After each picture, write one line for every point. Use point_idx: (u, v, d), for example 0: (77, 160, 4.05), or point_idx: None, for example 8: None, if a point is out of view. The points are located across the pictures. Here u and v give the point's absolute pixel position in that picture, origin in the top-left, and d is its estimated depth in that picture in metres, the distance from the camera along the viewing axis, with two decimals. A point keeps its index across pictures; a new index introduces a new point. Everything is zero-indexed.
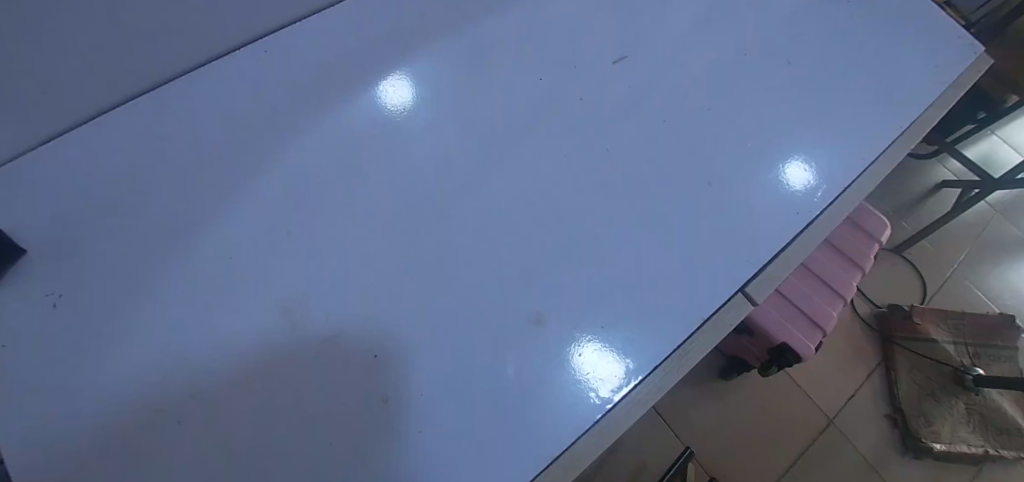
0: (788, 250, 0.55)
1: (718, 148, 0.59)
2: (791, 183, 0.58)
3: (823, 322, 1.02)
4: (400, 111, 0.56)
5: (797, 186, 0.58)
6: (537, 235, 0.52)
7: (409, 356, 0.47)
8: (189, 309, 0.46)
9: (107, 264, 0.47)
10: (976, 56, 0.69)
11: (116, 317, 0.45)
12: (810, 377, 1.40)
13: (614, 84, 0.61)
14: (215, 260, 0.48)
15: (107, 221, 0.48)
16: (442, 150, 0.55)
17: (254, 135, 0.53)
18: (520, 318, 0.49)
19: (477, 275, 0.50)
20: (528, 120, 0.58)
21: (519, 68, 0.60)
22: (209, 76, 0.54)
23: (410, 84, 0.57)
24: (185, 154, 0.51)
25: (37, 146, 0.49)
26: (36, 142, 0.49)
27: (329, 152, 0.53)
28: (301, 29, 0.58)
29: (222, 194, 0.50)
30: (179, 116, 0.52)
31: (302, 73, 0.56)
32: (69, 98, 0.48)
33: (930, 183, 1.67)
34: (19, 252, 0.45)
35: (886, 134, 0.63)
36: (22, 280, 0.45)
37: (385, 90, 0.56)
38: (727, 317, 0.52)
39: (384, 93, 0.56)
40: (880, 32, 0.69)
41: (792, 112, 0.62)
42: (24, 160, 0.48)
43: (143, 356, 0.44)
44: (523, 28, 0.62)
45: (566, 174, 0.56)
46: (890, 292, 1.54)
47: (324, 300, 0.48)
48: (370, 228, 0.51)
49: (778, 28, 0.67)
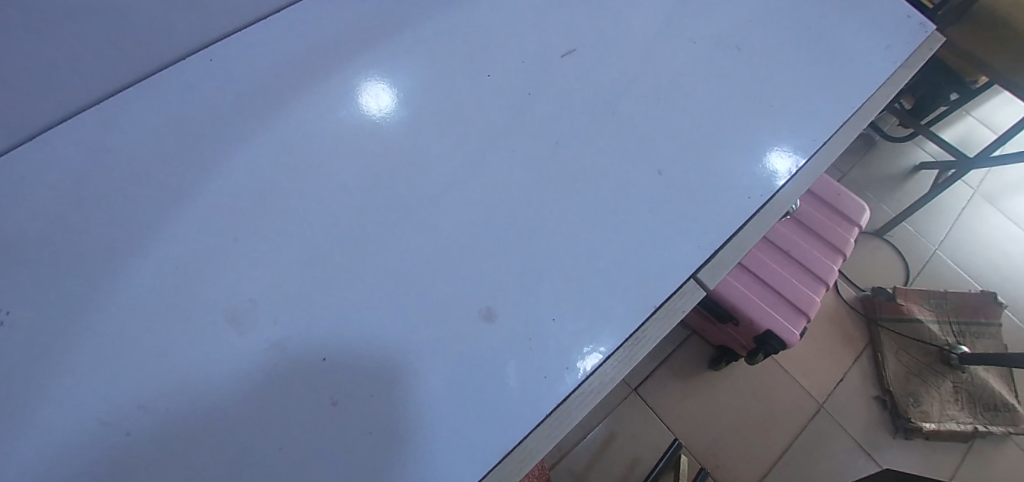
0: (741, 235, 0.56)
1: (670, 138, 0.60)
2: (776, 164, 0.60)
3: (808, 308, 1.03)
4: (371, 103, 0.57)
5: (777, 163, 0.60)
6: (489, 230, 0.53)
7: (363, 355, 0.47)
8: (139, 321, 0.46)
9: (54, 279, 0.46)
10: (927, 37, 0.70)
11: (63, 333, 0.45)
12: (799, 364, 1.41)
13: (566, 79, 0.62)
14: (163, 270, 0.48)
15: (54, 235, 0.48)
16: (392, 150, 0.55)
17: (200, 143, 0.52)
18: (474, 314, 0.49)
19: (430, 274, 0.50)
20: (481, 118, 0.58)
21: (469, 65, 0.60)
22: (156, 88, 0.54)
23: (383, 85, 0.58)
24: (131, 166, 0.51)
25: None
26: None
27: (279, 157, 0.53)
28: (247, 36, 0.57)
29: (170, 204, 0.50)
30: (123, 127, 0.52)
31: (247, 79, 0.55)
32: (12, 117, 0.48)
33: (907, 166, 1.69)
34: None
35: (837, 119, 0.64)
36: None
37: (369, 85, 0.57)
38: (679, 304, 0.52)
39: (363, 101, 0.57)
40: (831, 16, 0.70)
41: (743, 100, 0.63)
42: None
43: (93, 371, 0.44)
44: (473, 26, 0.62)
45: (521, 169, 0.56)
46: (873, 275, 1.55)
47: (272, 306, 0.48)
48: (320, 231, 0.51)
49: (728, 17, 0.68)
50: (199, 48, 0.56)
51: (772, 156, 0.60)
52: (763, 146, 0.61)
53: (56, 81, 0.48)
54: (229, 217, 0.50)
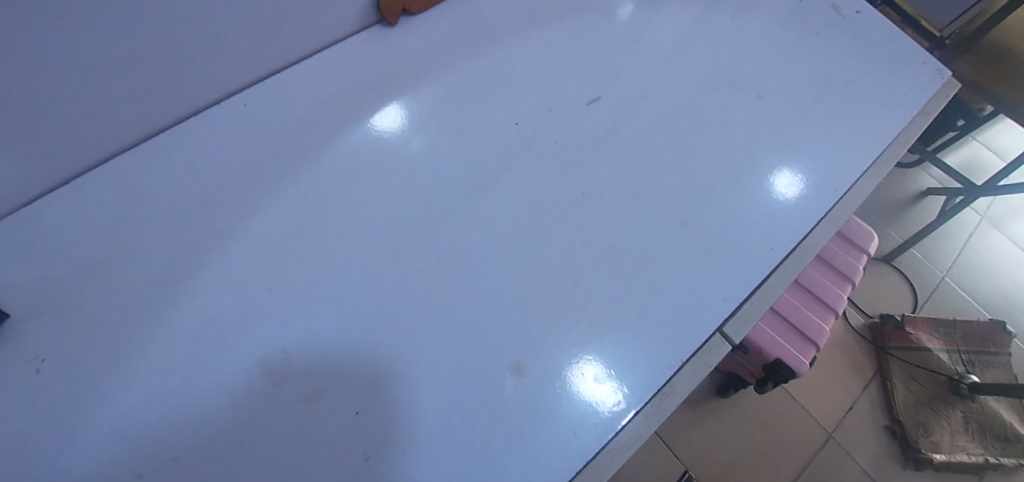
0: (765, 286, 0.56)
1: (689, 185, 0.61)
2: (782, 191, 0.62)
3: (818, 337, 0.95)
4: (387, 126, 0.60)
5: (784, 190, 0.62)
6: (516, 280, 0.54)
7: (393, 408, 0.47)
8: (176, 365, 0.46)
9: (89, 324, 0.46)
10: (945, 82, 0.71)
11: (95, 382, 0.44)
12: (807, 391, 1.39)
13: (591, 127, 0.64)
14: (199, 316, 0.48)
15: (92, 278, 0.48)
16: (421, 195, 0.57)
17: (236, 189, 0.54)
18: (504, 369, 0.49)
19: (460, 324, 0.51)
20: (508, 164, 0.60)
21: (495, 112, 0.63)
22: (196, 129, 0.55)
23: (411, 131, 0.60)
24: (168, 210, 0.52)
25: (23, 207, 0.50)
26: (21, 203, 0.49)
27: (313, 203, 0.55)
28: (281, 79, 0.60)
29: (205, 249, 0.51)
30: (163, 171, 0.53)
31: (283, 125, 0.57)
32: (55, 159, 0.49)
33: (914, 192, 1.69)
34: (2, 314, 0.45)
35: (859, 166, 0.64)
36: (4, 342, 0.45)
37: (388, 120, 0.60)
38: (707, 358, 0.52)
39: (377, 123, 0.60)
40: (844, 65, 0.72)
41: (761, 149, 0.65)
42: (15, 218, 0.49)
43: (128, 420, 0.44)
44: (497, 75, 0.66)
45: (549, 219, 0.58)
46: (882, 303, 1.53)
47: (306, 357, 0.48)
48: (352, 279, 0.52)
49: (742, 66, 0.71)
50: (236, 91, 0.58)
51: (775, 179, 0.63)
52: (775, 176, 0.63)
53: (96, 120, 0.49)
54: (266, 265, 0.52)
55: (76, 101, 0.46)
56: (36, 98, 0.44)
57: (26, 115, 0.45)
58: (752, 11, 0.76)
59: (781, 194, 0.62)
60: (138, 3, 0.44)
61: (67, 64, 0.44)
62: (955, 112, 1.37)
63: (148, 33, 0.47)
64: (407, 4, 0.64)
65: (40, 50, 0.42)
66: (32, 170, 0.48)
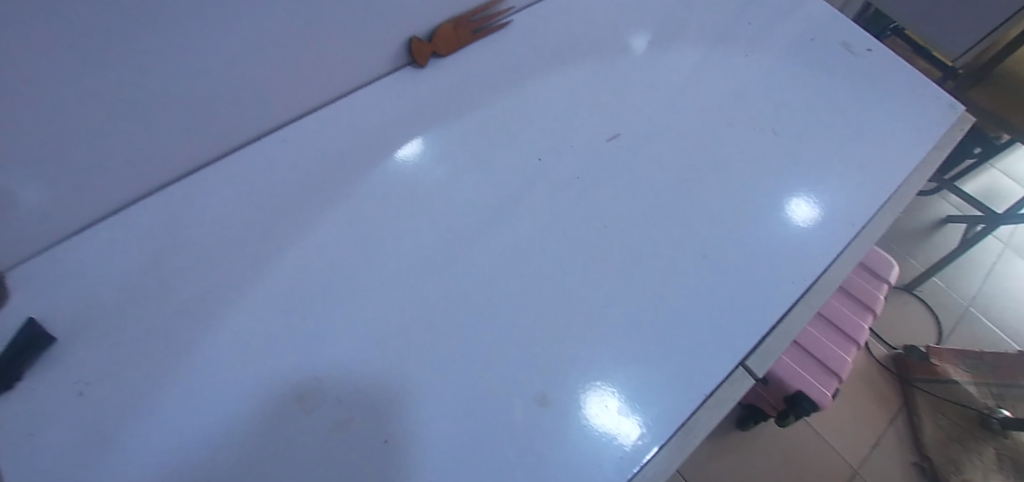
0: (786, 321, 0.57)
1: (707, 219, 0.63)
2: (800, 217, 0.63)
3: (840, 369, 0.92)
4: (411, 158, 0.64)
5: (802, 216, 0.63)
6: (539, 311, 0.55)
7: (420, 436, 0.48)
8: (213, 393, 0.48)
9: (131, 349, 0.48)
10: (958, 116, 0.73)
11: (136, 406, 0.46)
12: (832, 425, 1.32)
13: (610, 161, 0.66)
14: (236, 343, 0.50)
15: (135, 305, 0.50)
16: (447, 229, 0.60)
17: (273, 222, 0.56)
18: (529, 400, 0.50)
19: (486, 354, 0.52)
20: (530, 198, 0.63)
21: (518, 149, 0.66)
22: (237, 165, 0.59)
23: (437, 168, 0.63)
24: (208, 241, 0.54)
25: (74, 235, 0.52)
26: (72, 231, 0.52)
27: (345, 237, 0.58)
28: (318, 118, 0.64)
29: (243, 279, 0.53)
30: (204, 203, 0.56)
31: (317, 162, 0.61)
32: (108, 191, 0.52)
33: (933, 219, 1.66)
34: (50, 339, 0.47)
35: (877, 200, 0.65)
36: (51, 365, 0.47)
37: (411, 155, 0.64)
38: (729, 392, 0.52)
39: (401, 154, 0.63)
40: (857, 100, 0.74)
41: (777, 183, 0.66)
42: (66, 245, 0.51)
43: (166, 445, 0.45)
44: (519, 114, 0.69)
45: (571, 252, 0.59)
46: (907, 334, 1.49)
47: (337, 386, 0.50)
48: (380, 310, 0.54)
49: (756, 102, 0.73)
50: (275, 129, 0.62)
51: (791, 205, 0.64)
52: (791, 202, 0.64)
53: (149, 155, 0.52)
54: (300, 296, 0.54)
55: (131, 136, 0.49)
56: (97, 137, 0.47)
57: (89, 152, 0.47)
58: (765, 49, 0.78)
59: (799, 219, 0.63)
60: (197, 55, 0.48)
61: (128, 105, 0.47)
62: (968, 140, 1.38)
63: (201, 76, 0.50)
64: (435, 47, 0.68)
65: (106, 94, 0.45)
66: (88, 202, 0.51)
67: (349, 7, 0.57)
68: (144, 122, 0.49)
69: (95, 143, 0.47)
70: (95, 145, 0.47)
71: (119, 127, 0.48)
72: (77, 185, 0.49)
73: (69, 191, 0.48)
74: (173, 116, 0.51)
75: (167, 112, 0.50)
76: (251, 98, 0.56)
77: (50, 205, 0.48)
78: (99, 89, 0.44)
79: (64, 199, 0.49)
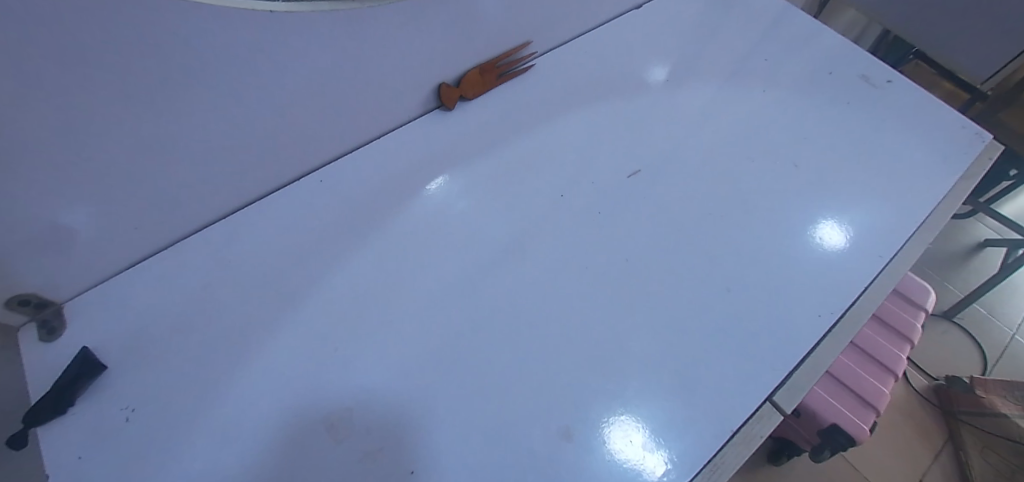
0: (815, 355, 0.57)
1: (730, 252, 0.63)
2: (830, 244, 0.64)
3: (877, 401, 0.88)
4: (438, 193, 0.66)
5: (831, 243, 0.64)
6: (563, 344, 0.56)
7: (445, 469, 0.49)
8: (248, 423, 0.50)
9: (176, 378, 0.51)
10: (986, 145, 0.72)
11: (178, 433, 0.49)
12: (872, 461, 1.27)
13: (632, 195, 0.68)
14: (272, 374, 0.53)
15: (181, 337, 0.53)
16: (474, 263, 0.62)
17: (309, 258, 0.59)
18: (553, 434, 0.51)
19: (511, 387, 0.53)
20: (554, 233, 0.65)
21: (542, 185, 0.68)
22: (276, 204, 0.63)
23: (464, 203, 0.66)
24: (250, 276, 0.57)
25: (127, 269, 0.56)
26: (126, 265, 0.56)
27: (376, 271, 0.60)
28: (352, 159, 0.67)
29: (280, 312, 0.56)
30: (246, 241, 0.60)
31: (351, 200, 0.64)
32: (159, 229, 0.56)
33: (971, 243, 1.61)
34: (102, 368, 0.50)
35: (903, 232, 0.65)
36: (103, 393, 0.50)
37: (437, 192, 0.66)
38: (757, 428, 0.52)
39: (428, 189, 0.66)
40: (880, 132, 0.74)
41: (799, 215, 0.66)
42: (120, 278, 0.55)
43: (204, 472, 0.47)
44: (544, 152, 0.71)
45: (594, 285, 0.61)
46: (948, 365, 1.42)
47: (366, 417, 0.51)
48: (410, 343, 0.56)
49: (777, 135, 0.74)
50: (312, 169, 0.65)
51: (817, 233, 0.65)
52: (814, 230, 0.65)
53: (198, 195, 0.56)
54: (333, 329, 0.56)
55: (181, 178, 0.53)
56: (151, 180, 0.51)
57: (144, 193, 0.51)
58: (782, 84, 0.79)
59: (830, 246, 0.64)
60: (244, 105, 0.53)
61: (181, 152, 0.51)
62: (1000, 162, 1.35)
63: (245, 122, 0.54)
64: (463, 91, 0.72)
65: (162, 142, 0.49)
66: (141, 239, 0.55)
67: (379, 58, 0.61)
68: (194, 166, 0.53)
69: (149, 186, 0.51)
70: (149, 188, 0.51)
71: (171, 172, 0.52)
72: (133, 224, 0.53)
73: (124, 230, 0.53)
74: (219, 158, 0.55)
75: (214, 156, 0.54)
76: (291, 142, 0.60)
77: (105, 241, 0.52)
78: (156, 138, 0.49)
79: (120, 236, 0.53)
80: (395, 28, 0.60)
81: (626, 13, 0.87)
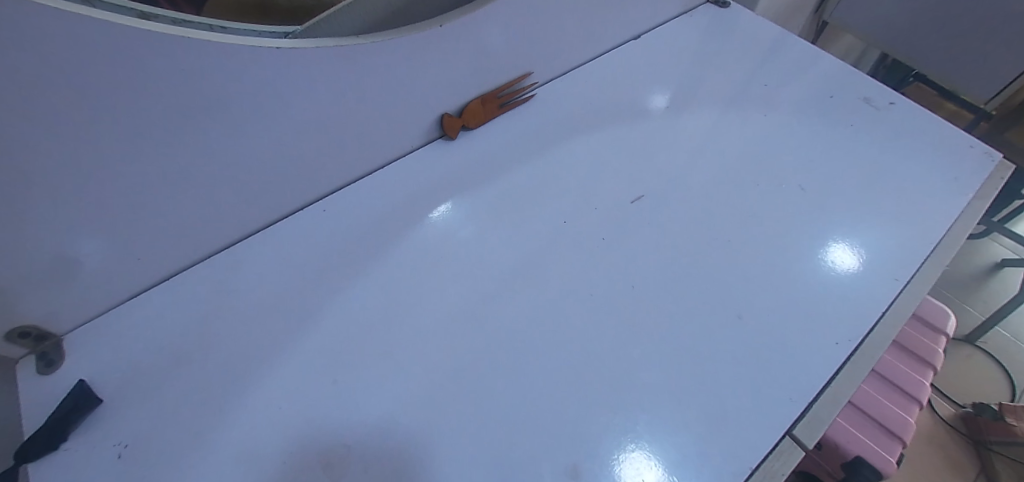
0: (833, 388, 0.55)
1: (740, 277, 0.62)
2: (841, 265, 0.62)
3: (904, 432, 0.83)
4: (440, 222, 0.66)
5: (842, 265, 0.62)
6: (569, 375, 0.54)
7: None
8: (242, 460, 0.48)
9: (169, 412, 0.49)
10: (996, 164, 0.71)
11: (169, 471, 0.47)
12: None
13: (637, 221, 0.67)
14: (268, 408, 0.51)
15: (177, 370, 0.52)
16: (477, 292, 0.60)
17: (309, 289, 0.58)
18: (559, 471, 0.49)
19: (515, 420, 0.51)
20: (558, 260, 0.63)
21: (544, 212, 0.68)
22: (278, 235, 0.62)
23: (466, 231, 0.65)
24: (249, 308, 0.57)
25: (127, 300, 0.55)
26: (126, 297, 0.55)
27: (377, 301, 0.59)
28: (354, 190, 0.67)
29: (279, 344, 0.55)
30: (246, 272, 0.59)
31: (352, 231, 0.63)
32: (160, 260, 0.56)
33: (988, 263, 1.57)
34: (96, 401, 0.49)
35: (918, 254, 0.63)
36: (95, 429, 0.48)
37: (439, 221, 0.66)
38: (778, 465, 0.51)
39: (433, 216, 0.66)
40: (887, 152, 0.73)
41: (808, 238, 0.65)
42: (119, 310, 0.55)
43: None
44: (546, 179, 0.71)
45: (599, 313, 0.59)
46: (975, 392, 1.37)
47: (364, 454, 0.49)
48: (411, 375, 0.54)
49: (781, 157, 0.73)
50: (314, 200, 0.65)
51: (827, 255, 0.63)
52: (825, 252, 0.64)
53: (199, 226, 0.56)
54: (332, 362, 0.54)
55: (183, 210, 0.53)
56: (153, 211, 0.51)
57: (144, 225, 0.51)
58: (786, 107, 0.79)
59: (841, 269, 0.62)
60: (246, 137, 0.53)
61: (183, 183, 0.51)
62: (1011, 181, 1.33)
63: (247, 153, 0.54)
64: (464, 121, 0.72)
65: (165, 174, 0.50)
66: (141, 270, 0.55)
67: (382, 91, 0.62)
68: (196, 197, 0.53)
69: (150, 218, 0.51)
70: (149, 219, 0.51)
71: (173, 204, 0.52)
72: (133, 255, 0.53)
73: (125, 261, 0.52)
74: (221, 188, 0.55)
75: (215, 187, 0.54)
76: (293, 173, 0.60)
77: (104, 273, 0.52)
78: (157, 170, 0.49)
79: (119, 268, 0.52)
80: (397, 62, 0.60)
81: (625, 42, 0.88)
